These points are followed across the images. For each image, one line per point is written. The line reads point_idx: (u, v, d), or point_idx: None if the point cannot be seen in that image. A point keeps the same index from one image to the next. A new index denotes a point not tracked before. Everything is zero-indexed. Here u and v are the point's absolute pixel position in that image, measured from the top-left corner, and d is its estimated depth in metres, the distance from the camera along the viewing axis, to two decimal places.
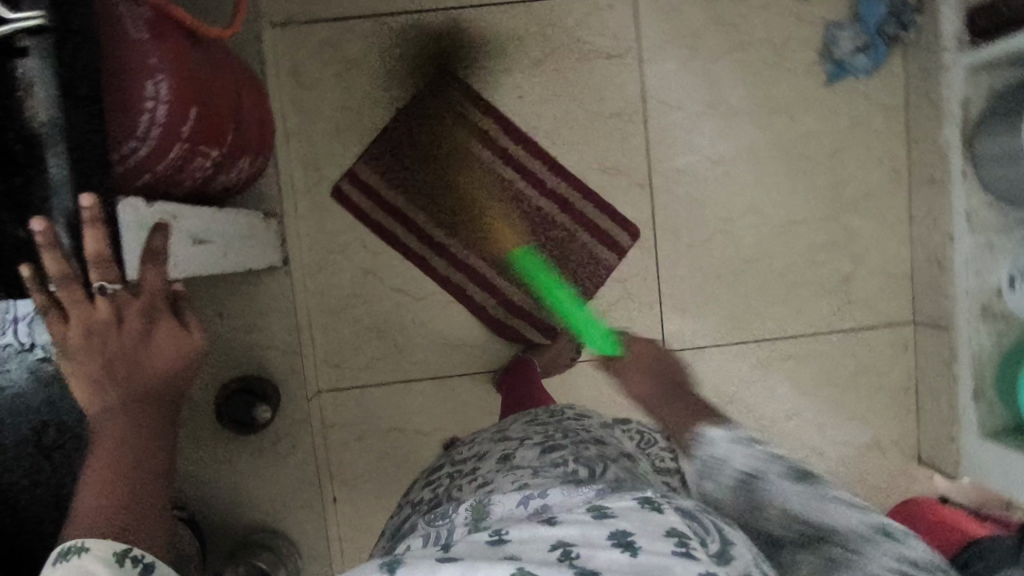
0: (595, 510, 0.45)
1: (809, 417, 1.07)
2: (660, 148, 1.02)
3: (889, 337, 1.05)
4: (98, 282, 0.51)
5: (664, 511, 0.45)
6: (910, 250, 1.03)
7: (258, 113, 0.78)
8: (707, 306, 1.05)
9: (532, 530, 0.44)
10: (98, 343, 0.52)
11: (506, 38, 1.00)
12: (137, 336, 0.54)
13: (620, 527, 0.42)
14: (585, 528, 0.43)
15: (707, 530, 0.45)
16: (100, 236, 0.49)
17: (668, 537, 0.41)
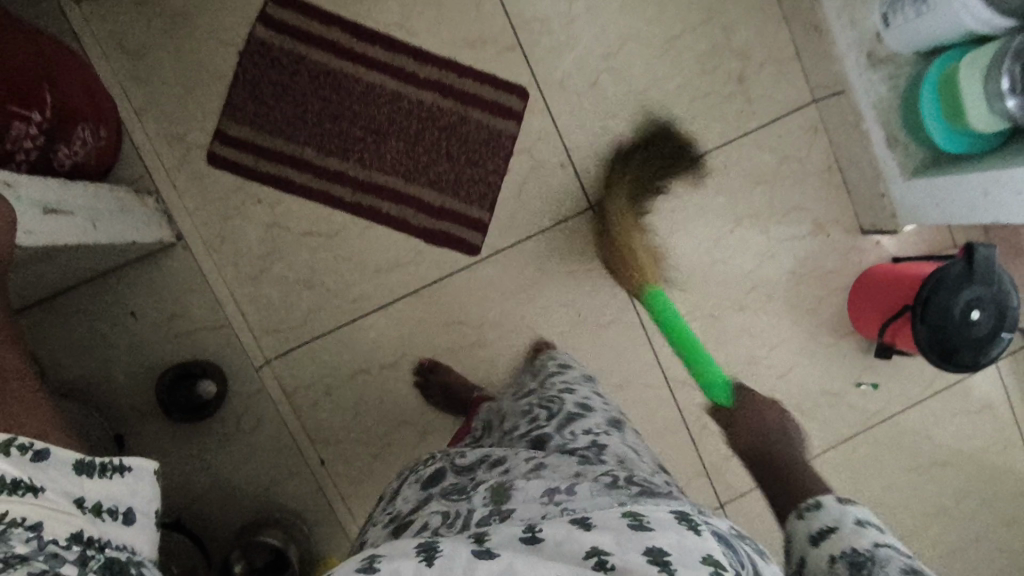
0: (632, 518, 0.45)
1: (750, 224, 1.06)
2: (517, 4, 0.98)
3: (797, 122, 1.05)
4: None
5: (701, 533, 0.44)
6: (789, 31, 1.03)
7: (76, 77, 0.74)
8: (618, 148, 1.02)
9: (568, 531, 0.44)
10: None
11: None
12: None
13: (656, 543, 0.42)
14: (619, 538, 0.43)
15: (740, 562, 0.44)
16: None
17: (705, 567, 0.41)
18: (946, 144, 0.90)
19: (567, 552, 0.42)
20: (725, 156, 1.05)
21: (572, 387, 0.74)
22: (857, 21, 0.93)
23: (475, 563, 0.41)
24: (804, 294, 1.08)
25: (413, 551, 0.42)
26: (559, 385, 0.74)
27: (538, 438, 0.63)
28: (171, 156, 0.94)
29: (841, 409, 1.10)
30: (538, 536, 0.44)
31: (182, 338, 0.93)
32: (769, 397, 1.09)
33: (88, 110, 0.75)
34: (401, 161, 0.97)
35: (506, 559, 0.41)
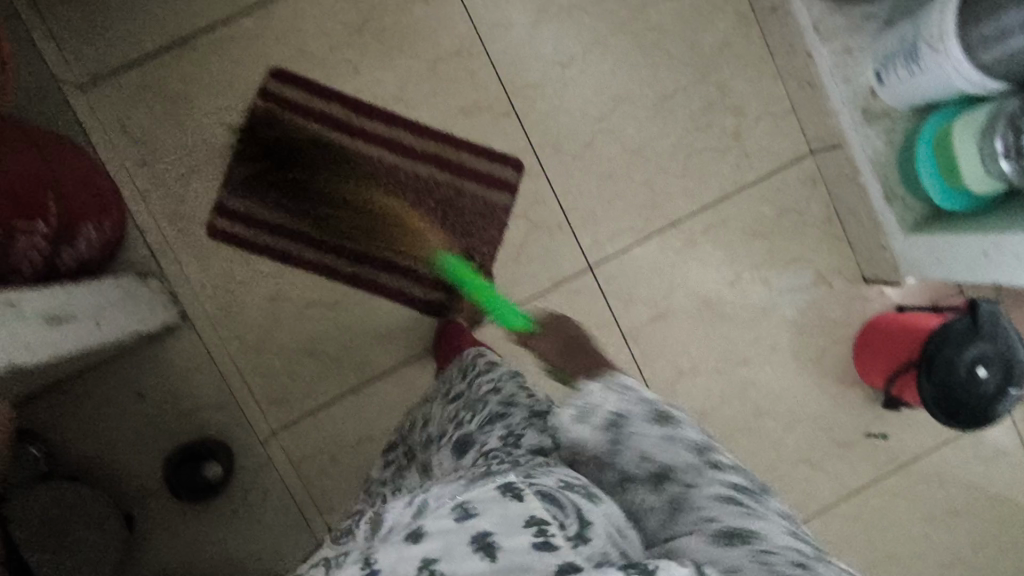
0: (458, 509, 0.42)
1: (751, 277, 1.06)
2: (510, 70, 0.98)
3: (795, 175, 1.05)
4: None
5: (523, 496, 0.43)
6: (784, 84, 1.03)
7: (83, 178, 0.77)
8: (615, 207, 1.02)
9: (396, 549, 0.40)
10: None
11: (315, 17, 0.94)
12: None
13: (479, 528, 0.40)
14: (444, 536, 0.40)
15: (570, 507, 0.43)
16: None
17: (526, 530, 0.39)
18: (942, 200, 0.89)
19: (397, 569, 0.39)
20: (724, 210, 1.05)
21: (497, 386, 0.69)
22: (850, 77, 0.93)
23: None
24: (808, 345, 1.08)
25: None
26: (486, 386, 0.71)
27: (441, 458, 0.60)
28: (174, 233, 0.95)
29: (852, 459, 1.09)
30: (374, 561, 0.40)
31: (189, 415, 0.94)
32: (777, 450, 1.08)
33: (95, 207, 0.77)
34: (400, 233, 0.99)
35: None
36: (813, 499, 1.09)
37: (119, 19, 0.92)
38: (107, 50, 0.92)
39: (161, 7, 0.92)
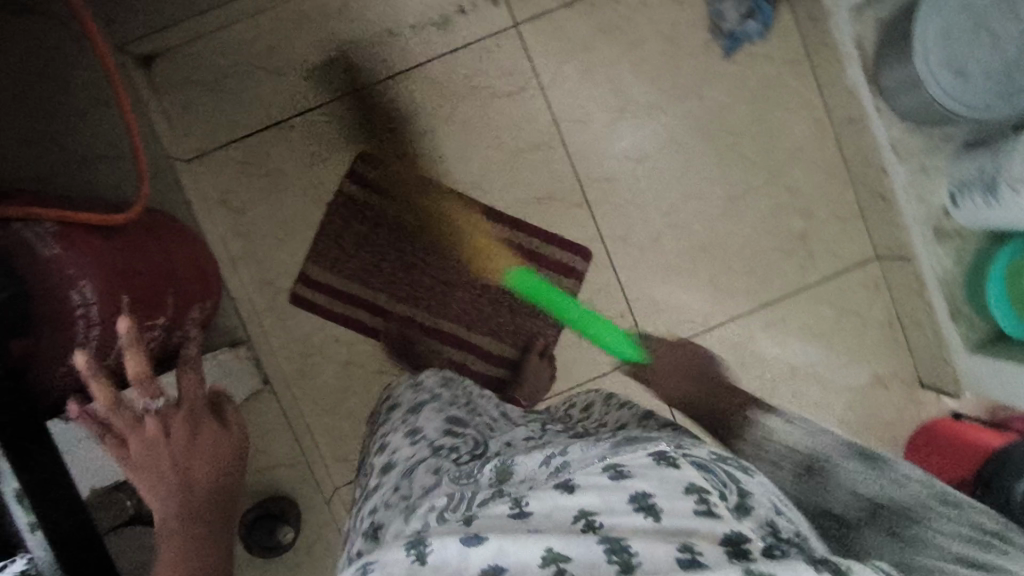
0: (613, 469, 0.48)
1: (807, 374, 1.08)
2: (586, 165, 1.02)
3: (859, 278, 1.07)
4: (145, 402, 0.60)
5: (680, 467, 0.48)
6: (853, 190, 1.05)
7: (196, 263, 0.83)
8: (678, 299, 1.05)
9: (553, 499, 0.46)
10: (152, 450, 0.59)
11: (406, 105, 1.00)
12: (184, 444, 0.61)
13: (639, 490, 0.45)
14: (604, 495, 0.45)
15: (724, 483, 0.49)
16: (104, 386, 0.58)
17: (688, 496, 0.45)
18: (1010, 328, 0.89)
19: (555, 519, 0.44)
20: (785, 307, 1.07)
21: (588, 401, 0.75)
22: (922, 195, 0.94)
23: (467, 552, 0.42)
24: (862, 444, 1.08)
25: (403, 548, 0.44)
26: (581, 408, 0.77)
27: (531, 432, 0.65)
28: (261, 297, 1.02)
29: None
30: (525, 508, 0.46)
31: (263, 471, 1.00)
32: None
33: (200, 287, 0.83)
34: (466, 311, 1.03)
35: (493, 542, 0.42)
36: None
37: (224, 97, 0.99)
38: (214, 128, 0.99)
39: (266, 90, 0.99)
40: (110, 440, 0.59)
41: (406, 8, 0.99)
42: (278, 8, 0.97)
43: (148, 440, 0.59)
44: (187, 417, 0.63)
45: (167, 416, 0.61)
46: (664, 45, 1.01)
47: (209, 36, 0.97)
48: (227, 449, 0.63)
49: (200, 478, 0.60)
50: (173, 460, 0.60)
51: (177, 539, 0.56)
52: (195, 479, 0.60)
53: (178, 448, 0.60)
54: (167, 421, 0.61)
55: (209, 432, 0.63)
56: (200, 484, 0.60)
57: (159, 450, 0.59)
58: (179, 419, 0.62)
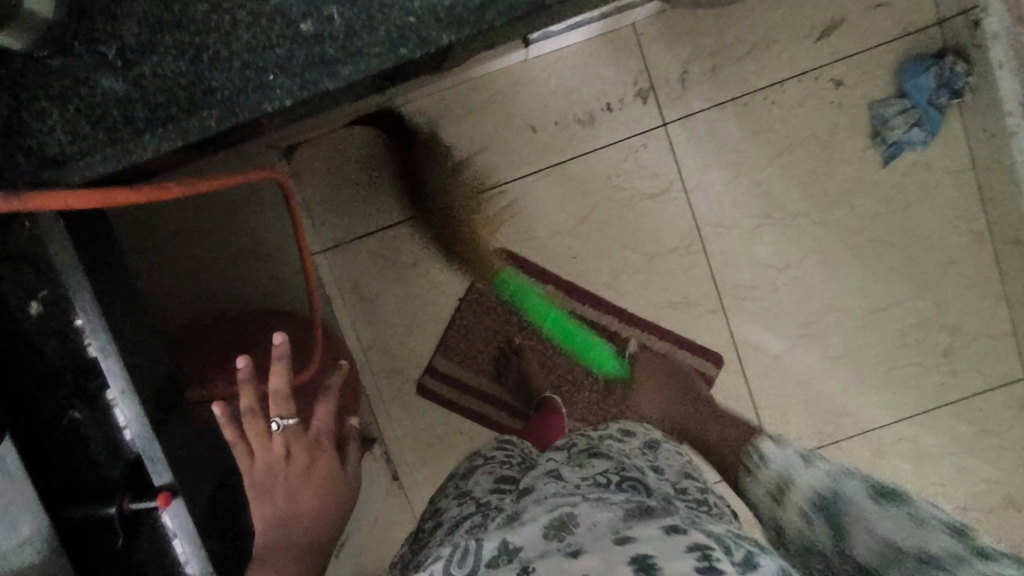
0: (619, 537, 0.47)
1: (936, 491, 1.04)
2: (725, 270, 0.99)
3: (1002, 399, 1.02)
4: (276, 417, 0.62)
5: (688, 533, 0.47)
6: (1007, 308, 0.99)
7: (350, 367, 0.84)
8: (808, 409, 1.02)
9: (556, 561, 0.45)
10: (269, 468, 0.62)
11: (545, 201, 0.97)
12: (300, 467, 0.63)
13: (640, 551, 0.44)
14: (605, 557, 0.45)
15: (730, 543, 0.46)
16: (251, 393, 0.61)
17: (690, 553, 0.44)
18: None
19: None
20: (918, 423, 1.03)
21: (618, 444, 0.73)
22: None
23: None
24: None
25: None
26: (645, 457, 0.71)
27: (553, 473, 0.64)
28: (388, 387, 1.00)
29: None
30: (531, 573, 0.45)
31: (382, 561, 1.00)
32: None
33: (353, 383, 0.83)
34: (593, 412, 1.01)
35: None
36: None
37: (360, 189, 0.96)
38: (352, 219, 0.97)
39: (404, 181, 0.97)
40: (238, 444, 0.61)
41: (551, 103, 0.95)
42: (421, 102, 0.95)
43: (271, 457, 0.62)
44: (309, 443, 0.64)
45: (292, 438, 0.63)
46: (819, 150, 0.96)
47: (351, 132, 0.96)
48: (337, 481, 0.65)
49: (303, 504, 0.62)
50: (286, 482, 0.62)
51: (280, 568, 0.59)
52: (299, 504, 0.62)
53: (296, 474, 0.62)
54: (291, 443, 0.63)
55: (328, 460, 0.65)
56: (305, 514, 0.62)
57: (278, 471, 0.62)
58: (303, 444, 0.64)
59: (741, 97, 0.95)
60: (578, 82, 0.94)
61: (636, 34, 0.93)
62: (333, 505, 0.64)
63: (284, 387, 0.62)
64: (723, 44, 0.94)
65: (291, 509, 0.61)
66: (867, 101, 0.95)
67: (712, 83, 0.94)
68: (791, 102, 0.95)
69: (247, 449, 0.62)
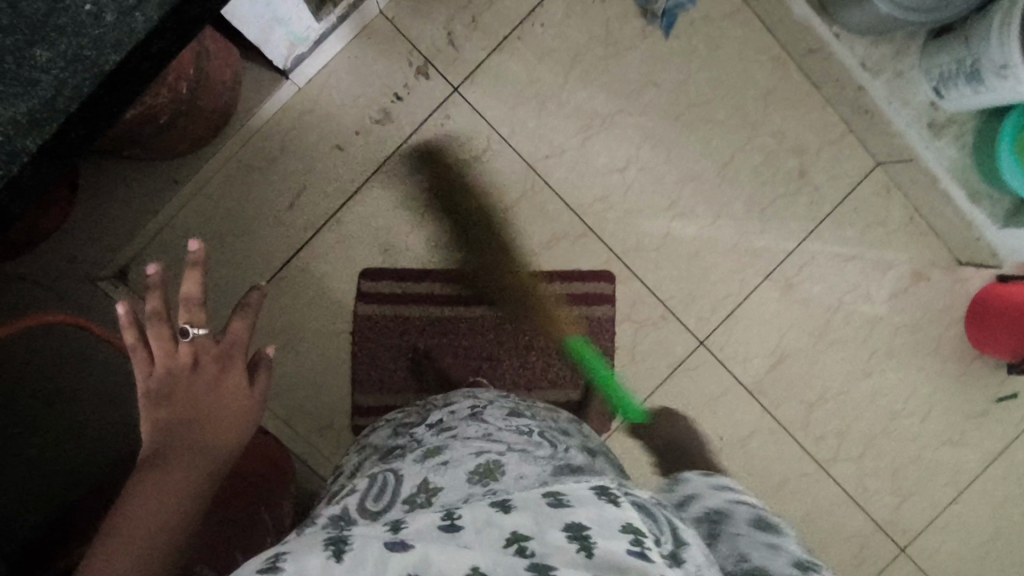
0: (553, 497, 0.47)
1: (851, 297, 1.09)
2: (575, 193, 1.01)
3: (869, 191, 1.07)
4: (184, 324, 0.56)
5: (620, 505, 0.47)
6: (834, 110, 1.03)
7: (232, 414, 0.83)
8: (708, 278, 1.06)
9: (488, 514, 0.45)
10: (170, 381, 0.54)
11: (385, 208, 0.97)
12: (209, 379, 0.56)
13: (575, 520, 0.44)
14: (541, 518, 0.44)
15: (660, 531, 0.48)
16: (158, 293, 0.55)
17: (624, 535, 0.44)
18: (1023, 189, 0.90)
19: (484, 528, 0.43)
20: (809, 246, 1.07)
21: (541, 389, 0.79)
22: (906, 99, 0.95)
23: (385, 557, 0.40)
24: (922, 337, 1.12)
25: (320, 547, 0.41)
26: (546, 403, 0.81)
27: (469, 415, 0.67)
28: (327, 443, 0.99)
29: (988, 427, 1.15)
30: (457, 522, 0.44)
31: None
32: (918, 441, 1.14)
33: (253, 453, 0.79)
34: (525, 374, 1.02)
35: (417, 548, 0.40)
36: (961, 473, 1.15)
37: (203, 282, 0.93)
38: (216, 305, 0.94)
39: (245, 250, 0.95)
40: (139, 349, 0.55)
41: (343, 117, 0.94)
42: (220, 174, 0.93)
43: (173, 365, 0.55)
44: (220, 357, 0.57)
45: (200, 348, 0.56)
46: (605, 49, 0.99)
47: (158, 237, 0.91)
48: (249, 399, 0.57)
49: (209, 417, 0.54)
50: (191, 394, 0.54)
51: (174, 468, 0.51)
52: (203, 415, 0.54)
53: (200, 386, 0.55)
54: (200, 352, 0.56)
55: (235, 378, 0.57)
56: (208, 427, 0.54)
57: (181, 378, 0.55)
58: (212, 357, 0.57)
59: (512, 34, 0.96)
60: (356, 87, 0.94)
61: (386, 19, 0.94)
62: (234, 421, 0.56)
63: (197, 292, 0.56)
64: None
65: (193, 417, 0.54)
66: None
67: (479, 32, 0.95)
68: (559, 17, 0.97)
69: (148, 357, 0.55)
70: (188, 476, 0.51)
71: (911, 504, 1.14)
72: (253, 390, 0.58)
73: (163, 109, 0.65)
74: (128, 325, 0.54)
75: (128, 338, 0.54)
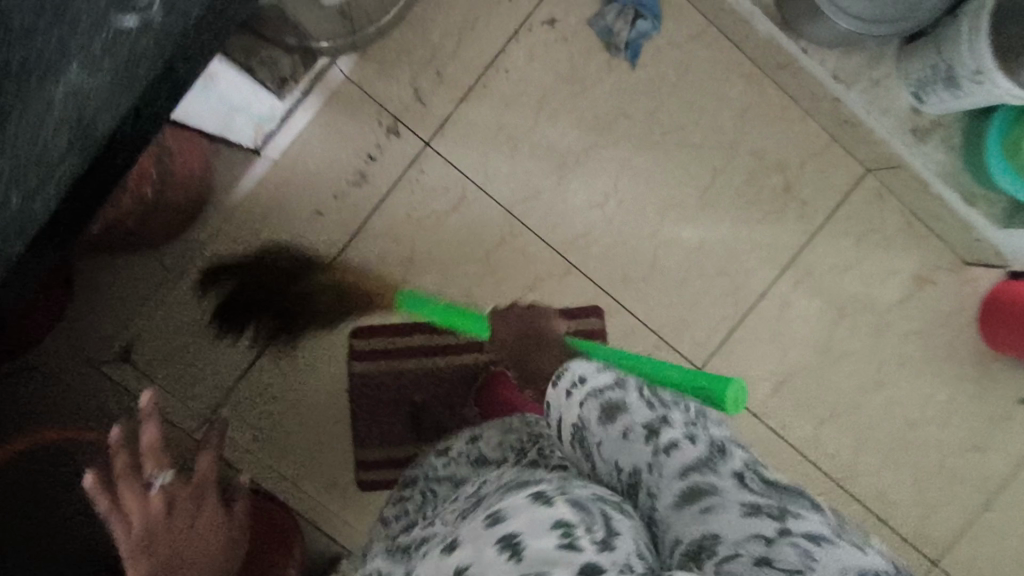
0: (491, 517, 0.43)
1: (853, 309, 1.06)
2: (556, 232, 1.01)
3: (861, 199, 1.04)
4: (152, 473, 0.67)
5: (554, 499, 0.42)
6: (815, 121, 1.01)
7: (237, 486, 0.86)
8: (701, 303, 1.04)
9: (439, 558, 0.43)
10: (153, 531, 0.66)
11: (369, 266, 0.99)
12: (187, 515, 0.71)
13: (502, 534, 0.40)
14: (474, 541, 0.42)
15: (602, 512, 0.42)
16: (123, 457, 0.66)
17: (550, 533, 0.39)
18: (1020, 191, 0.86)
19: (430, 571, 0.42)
20: (803, 261, 1.04)
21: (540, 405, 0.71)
22: (886, 106, 0.92)
23: None
24: (933, 342, 1.07)
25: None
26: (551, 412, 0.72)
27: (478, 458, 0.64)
28: (332, 500, 1.00)
29: (1015, 430, 1.10)
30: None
31: None
32: (940, 451, 1.09)
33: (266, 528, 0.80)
34: None
35: None
36: (990, 480, 1.10)
37: (199, 356, 0.96)
38: (217, 376, 0.96)
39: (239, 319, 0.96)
40: (112, 512, 0.64)
41: (319, 182, 0.96)
42: (209, 249, 0.95)
43: (149, 517, 0.66)
44: (198, 492, 0.73)
45: (170, 491, 0.69)
46: (573, 86, 0.98)
47: (150, 320, 0.95)
48: (221, 526, 0.75)
49: (188, 552, 0.70)
50: (170, 534, 0.68)
51: None
52: (184, 553, 0.70)
53: (179, 526, 0.69)
54: (169, 498, 0.69)
55: (209, 510, 0.73)
56: (202, 549, 0.72)
57: (156, 527, 0.67)
58: (182, 497, 0.71)
59: (478, 82, 0.97)
60: (329, 152, 0.96)
61: (354, 84, 0.95)
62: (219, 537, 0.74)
63: (156, 443, 0.67)
64: (435, 48, 0.96)
65: (184, 556, 0.69)
66: (585, 22, 0.98)
67: (445, 85, 0.96)
68: (524, 60, 0.97)
69: (122, 514, 0.64)
70: None
71: (938, 518, 1.09)
72: (219, 519, 0.75)
73: (129, 215, 0.77)
74: (99, 489, 0.63)
75: (102, 504, 0.63)
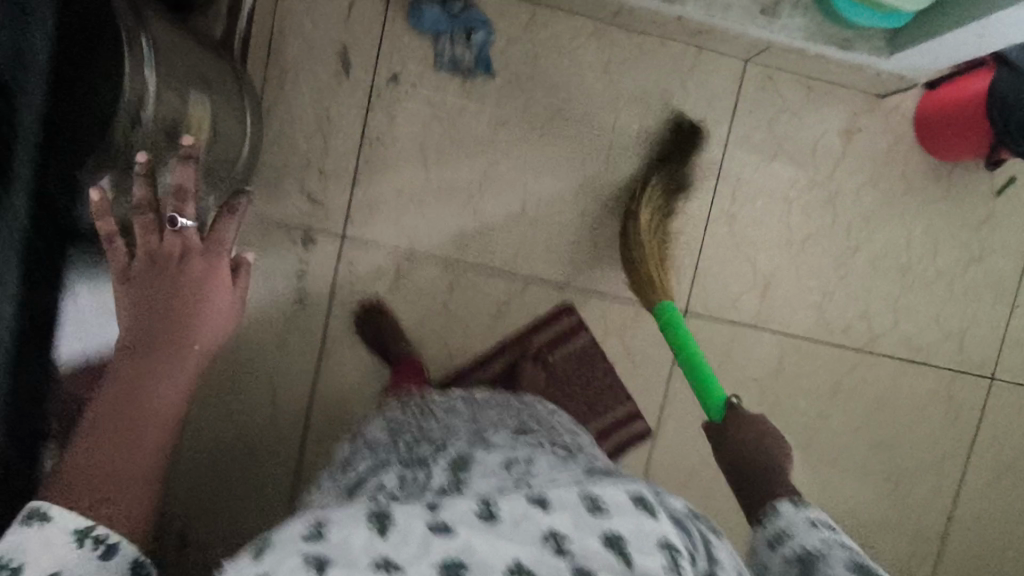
0: (590, 501, 0.48)
1: (799, 189, 1.06)
2: (495, 258, 1.03)
3: (754, 90, 1.04)
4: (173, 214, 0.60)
5: (658, 516, 0.47)
6: (675, 42, 1.01)
7: None
8: (657, 252, 1.05)
9: (526, 507, 0.46)
10: (168, 268, 0.59)
11: (348, 368, 1.02)
12: (202, 266, 0.60)
13: (613, 530, 0.45)
14: (578, 521, 0.45)
15: (690, 540, 0.49)
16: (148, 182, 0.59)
17: (659, 550, 0.45)
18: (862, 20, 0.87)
19: (526, 525, 0.44)
20: (731, 170, 1.05)
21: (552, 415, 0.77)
22: (725, 3, 0.88)
23: (430, 540, 0.42)
24: (889, 182, 1.07)
25: (363, 520, 0.43)
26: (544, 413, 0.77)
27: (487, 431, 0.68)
28: None
29: (1006, 223, 1.08)
30: (496, 509, 0.46)
31: None
32: (946, 276, 1.08)
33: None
34: None
35: (462, 537, 0.42)
36: (1006, 279, 1.09)
37: (243, 516, 1.01)
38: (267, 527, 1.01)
39: (260, 470, 1.01)
40: (118, 238, 0.59)
41: (269, 318, 1.00)
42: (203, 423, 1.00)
43: (156, 255, 0.59)
44: (206, 254, 0.61)
45: (190, 242, 0.60)
46: (444, 124, 1.00)
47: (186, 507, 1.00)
48: (222, 308, 0.60)
49: (192, 307, 0.58)
50: (174, 281, 0.58)
51: (159, 366, 0.54)
52: (207, 296, 0.59)
53: (189, 275, 0.59)
54: (187, 245, 0.60)
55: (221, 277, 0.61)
56: (217, 300, 0.60)
57: (167, 269, 0.59)
58: (197, 251, 0.61)
59: (360, 164, 1.00)
60: (263, 287, 0.99)
61: (253, 220, 0.98)
62: (216, 320, 0.59)
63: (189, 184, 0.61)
64: (308, 152, 0.99)
65: (198, 295, 0.59)
66: (424, 64, 0.99)
67: (333, 180, 0.99)
68: (389, 123, 1.00)
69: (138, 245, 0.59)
70: (176, 379, 0.54)
71: (972, 337, 1.10)
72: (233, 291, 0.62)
73: None
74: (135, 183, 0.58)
75: (102, 227, 0.58)
